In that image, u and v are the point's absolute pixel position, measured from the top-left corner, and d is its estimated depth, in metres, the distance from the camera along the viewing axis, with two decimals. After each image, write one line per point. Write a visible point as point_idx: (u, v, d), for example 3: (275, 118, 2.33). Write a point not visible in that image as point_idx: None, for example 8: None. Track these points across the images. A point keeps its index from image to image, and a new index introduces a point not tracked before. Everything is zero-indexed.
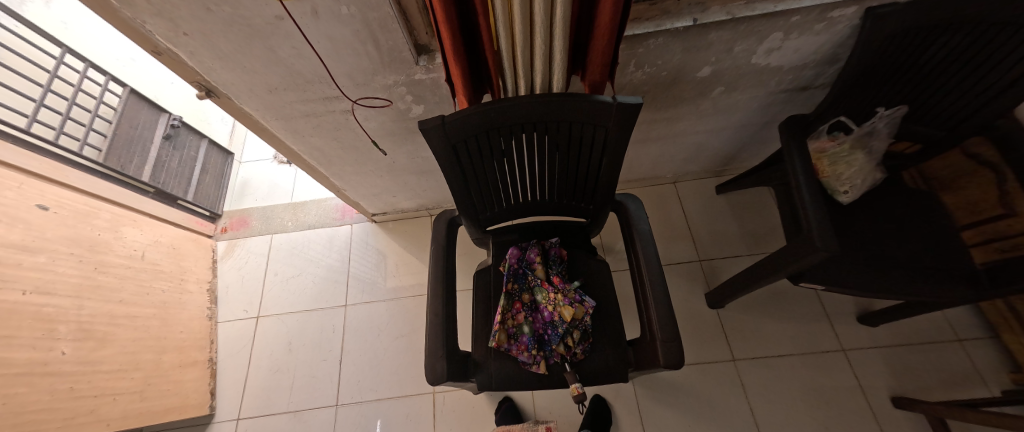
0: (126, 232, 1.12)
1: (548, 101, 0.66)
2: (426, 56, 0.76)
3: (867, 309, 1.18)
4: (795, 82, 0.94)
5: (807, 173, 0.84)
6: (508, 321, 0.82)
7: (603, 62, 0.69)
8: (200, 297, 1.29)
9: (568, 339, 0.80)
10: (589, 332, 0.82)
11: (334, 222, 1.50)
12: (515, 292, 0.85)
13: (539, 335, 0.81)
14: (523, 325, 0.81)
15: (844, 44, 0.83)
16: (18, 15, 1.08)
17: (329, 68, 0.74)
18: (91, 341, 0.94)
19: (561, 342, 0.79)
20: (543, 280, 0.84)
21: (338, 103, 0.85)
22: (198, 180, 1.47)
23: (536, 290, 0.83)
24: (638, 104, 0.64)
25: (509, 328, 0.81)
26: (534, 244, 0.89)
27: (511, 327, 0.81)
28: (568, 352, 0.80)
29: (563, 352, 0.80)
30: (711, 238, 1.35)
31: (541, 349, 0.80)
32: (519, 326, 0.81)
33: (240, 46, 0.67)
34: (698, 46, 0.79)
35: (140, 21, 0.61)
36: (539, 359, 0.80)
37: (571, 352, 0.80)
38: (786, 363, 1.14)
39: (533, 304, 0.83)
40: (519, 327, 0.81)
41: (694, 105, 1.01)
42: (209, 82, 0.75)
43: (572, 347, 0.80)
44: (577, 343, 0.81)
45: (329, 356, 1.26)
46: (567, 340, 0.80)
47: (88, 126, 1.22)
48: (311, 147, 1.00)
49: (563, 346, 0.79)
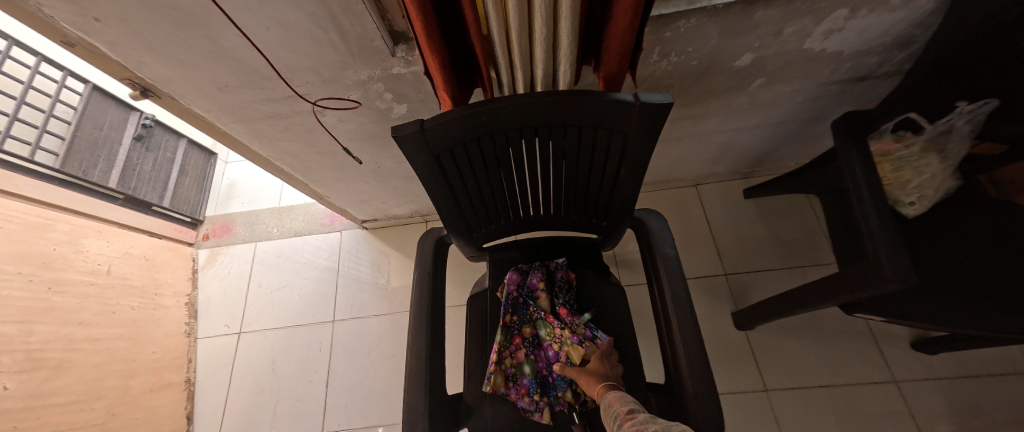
0: (89, 245, 1.02)
1: (553, 100, 0.52)
2: (404, 46, 0.63)
3: (922, 335, 1.03)
4: (852, 71, 0.78)
5: (873, 184, 0.68)
6: (506, 360, 0.69)
7: (621, 48, 0.54)
8: (177, 312, 1.20)
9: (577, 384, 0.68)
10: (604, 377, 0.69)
11: (323, 229, 1.38)
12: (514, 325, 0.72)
13: (543, 378, 0.69)
14: (524, 364, 0.69)
15: (922, 24, 0.67)
16: None
17: (287, 61, 0.61)
18: (44, 371, 0.84)
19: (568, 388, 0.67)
20: (547, 312, 0.71)
21: (305, 103, 0.72)
22: (175, 183, 1.37)
23: (540, 323, 0.71)
24: (668, 104, 0.50)
25: (507, 369, 0.69)
26: (538, 268, 0.76)
27: (509, 368, 0.69)
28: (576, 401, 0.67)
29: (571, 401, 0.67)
30: (740, 249, 1.20)
31: (544, 395, 0.68)
32: (518, 366, 0.69)
33: (170, 34, 0.54)
34: (740, 28, 0.63)
35: (36, 4, 0.48)
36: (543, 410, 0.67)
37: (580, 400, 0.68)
38: (828, 396, 1.00)
39: (535, 340, 0.71)
40: (518, 367, 0.69)
41: (728, 100, 0.85)
42: (144, 79, 0.62)
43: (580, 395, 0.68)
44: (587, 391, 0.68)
45: (315, 377, 1.16)
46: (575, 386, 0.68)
47: (41, 127, 1.09)
48: (283, 152, 0.87)
49: (571, 393, 0.67)
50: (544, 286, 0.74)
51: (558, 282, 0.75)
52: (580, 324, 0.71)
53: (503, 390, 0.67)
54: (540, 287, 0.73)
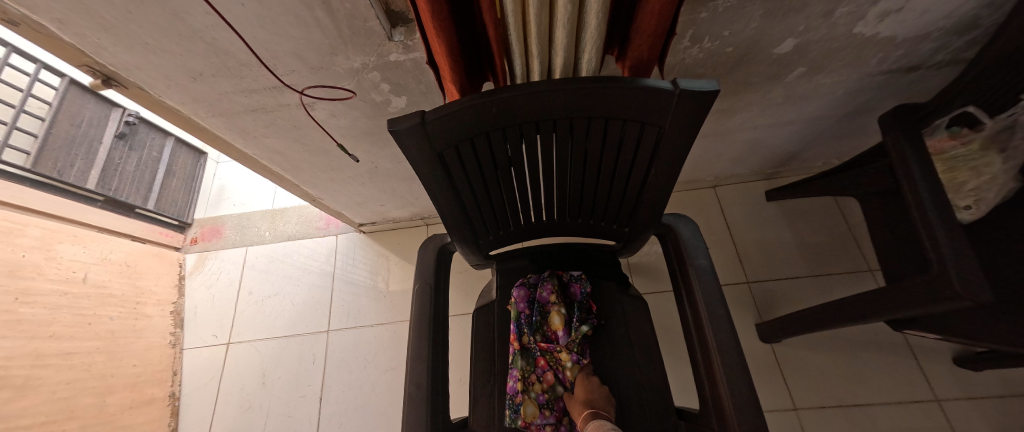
0: (63, 251, 0.95)
1: (576, 89, 0.44)
2: (403, 28, 0.55)
3: (966, 349, 0.94)
4: (903, 60, 0.70)
5: (935, 185, 0.60)
6: (535, 386, 0.62)
7: (656, 26, 0.46)
8: (161, 322, 1.12)
9: None
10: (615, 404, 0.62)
11: (317, 232, 1.31)
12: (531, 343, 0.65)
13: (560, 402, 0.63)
14: (556, 385, 0.63)
15: (993, 3, 0.58)
16: None
17: (267, 44, 0.53)
18: (7, 391, 0.77)
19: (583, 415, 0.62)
20: (556, 329, 0.65)
21: (292, 95, 0.64)
22: (162, 184, 1.30)
23: (551, 340, 0.65)
24: (714, 92, 0.42)
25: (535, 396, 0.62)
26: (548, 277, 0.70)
27: (542, 394, 0.61)
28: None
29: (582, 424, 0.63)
30: (762, 255, 1.12)
31: None
32: (551, 389, 0.63)
33: (127, 10, 0.46)
34: (784, 7, 0.56)
35: None
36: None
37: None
38: (865, 416, 0.91)
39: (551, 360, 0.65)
40: (551, 390, 0.63)
41: (760, 93, 0.77)
42: (105, 65, 0.54)
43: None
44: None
45: (308, 391, 1.08)
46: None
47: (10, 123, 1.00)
48: (269, 150, 0.80)
49: None
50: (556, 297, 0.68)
51: (571, 294, 0.69)
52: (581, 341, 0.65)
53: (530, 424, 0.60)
54: (551, 299, 0.67)
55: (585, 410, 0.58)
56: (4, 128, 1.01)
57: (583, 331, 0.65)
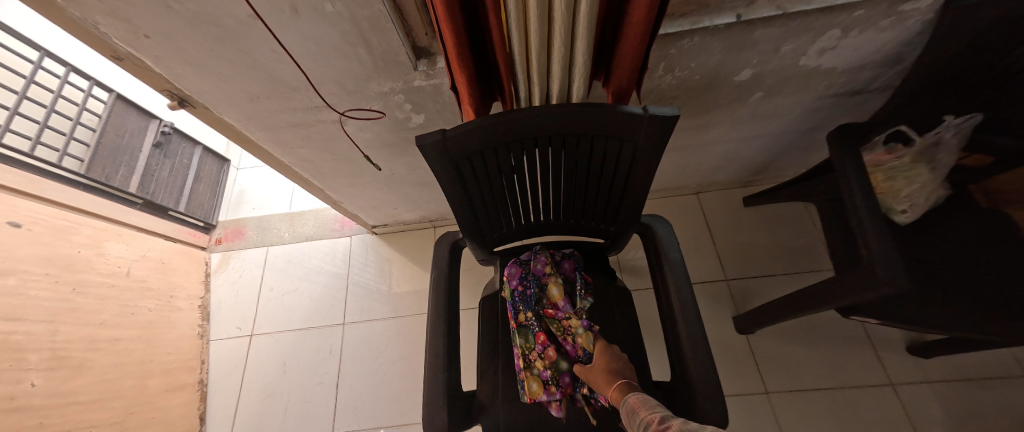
0: (110, 248, 1.05)
1: (568, 111, 0.56)
2: (426, 60, 0.67)
3: (919, 339, 1.06)
4: (848, 85, 0.82)
5: (866, 191, 0.72)
6: (537, 363, 0.70)
7: (631, 64, 0.57)
8: (190, 315, 1.22)
9: None
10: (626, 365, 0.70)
11: (332, 234, 1.41)
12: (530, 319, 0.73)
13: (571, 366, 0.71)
14: (558, 362, 0.71)
15: (913, 42, 0.71)
16: None
17: (316, 74, 0.65)
18: (67, 370, 0.87)
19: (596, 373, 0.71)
20: (557, 300, 0.72)
21: (329, 113, 0.75)
22: (191, 188, 1.41)
23: (551, 312, 0.73)
24: (675, 116, 0.54)
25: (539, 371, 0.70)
26: (543, 251, 0.78)
27: (544, 370, 0.69)
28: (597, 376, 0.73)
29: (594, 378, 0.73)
30: (739, 255, 1.23)
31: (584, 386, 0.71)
32: (553, 365, 0.70)
33: (210, 49, 0.58)
34: (739, 45, 0.68)
35: (92, 22, 0.52)
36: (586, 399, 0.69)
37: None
38: (829, 398, 1.02)
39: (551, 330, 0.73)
40: (555, 365, 0.70)
41: (729, 112, 0.89)
42: (181, 90, 0.66)
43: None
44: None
45: (325, 379, 1.18)
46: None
47: (69, 135, 1.15)
48: (302, 159, 0.91)
49: None
50: (552, 270, 0.76)
51: (569, 268, 0.77)
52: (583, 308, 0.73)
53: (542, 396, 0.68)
54: (548, 272, 0.75)
55: (615, 380, 0.63)
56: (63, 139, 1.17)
57: (587, 301, 0.73)
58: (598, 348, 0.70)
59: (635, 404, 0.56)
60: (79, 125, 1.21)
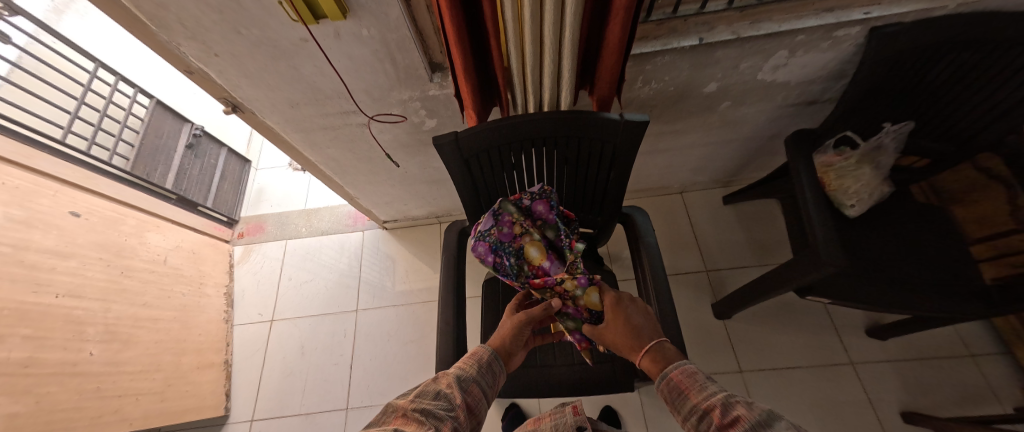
0: (150, 238, 1.18)
1: (558, 116, 0.68)
2: (440, 74, 0.79)
3: (876, 323, 1.18)
4: (803, 96, 0.95)
5: (814, 185, 0.84)
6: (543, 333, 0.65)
7: (610, 78, 0.69)
8: (217, 301, 1.34)
9: None
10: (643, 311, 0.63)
11: (346, 228, 1.53)
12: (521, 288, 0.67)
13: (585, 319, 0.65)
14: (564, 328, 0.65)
15: (851, 61, 0.84)
16: (67, 40, 1.21)
17: (348, 84, 0.77)
18: (117, 343, 0.99)
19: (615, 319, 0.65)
20: (540, 261, 0.66)
21: (355, 117, 0.88)
22: (218, 186, 1.57)
23: (539, 275, 0.66)
24: (644, 121, 0.66)
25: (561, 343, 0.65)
26: (508, 209, 0.70)
27: None
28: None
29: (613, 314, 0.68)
30: (719, 248, 1.36)
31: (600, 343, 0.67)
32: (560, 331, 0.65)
33: (266, 65, 0.70)
34: (705, 62, 0.80)
35: (176, 44, 0.65)
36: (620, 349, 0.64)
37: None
38: (795, 375, 1.14)
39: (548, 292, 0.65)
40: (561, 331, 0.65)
41: (701, 118, 1.02)
42: (235, 98, 0.80)
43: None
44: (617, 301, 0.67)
45: (340, 360, 1.29)
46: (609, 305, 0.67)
47: (116, 137, 1.37)
48: (327, 158, 1.04)
49: None
50: (523, 229, 0.68)
51: (548, 216, 0.69)
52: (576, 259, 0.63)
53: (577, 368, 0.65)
54: (520, 231, 0.68)
55: (642, 344, 0.56)
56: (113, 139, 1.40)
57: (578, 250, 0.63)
58: (613, 306, 0.61)
59: (675, 381, 0.48)
60: (125, 128, 1.44)
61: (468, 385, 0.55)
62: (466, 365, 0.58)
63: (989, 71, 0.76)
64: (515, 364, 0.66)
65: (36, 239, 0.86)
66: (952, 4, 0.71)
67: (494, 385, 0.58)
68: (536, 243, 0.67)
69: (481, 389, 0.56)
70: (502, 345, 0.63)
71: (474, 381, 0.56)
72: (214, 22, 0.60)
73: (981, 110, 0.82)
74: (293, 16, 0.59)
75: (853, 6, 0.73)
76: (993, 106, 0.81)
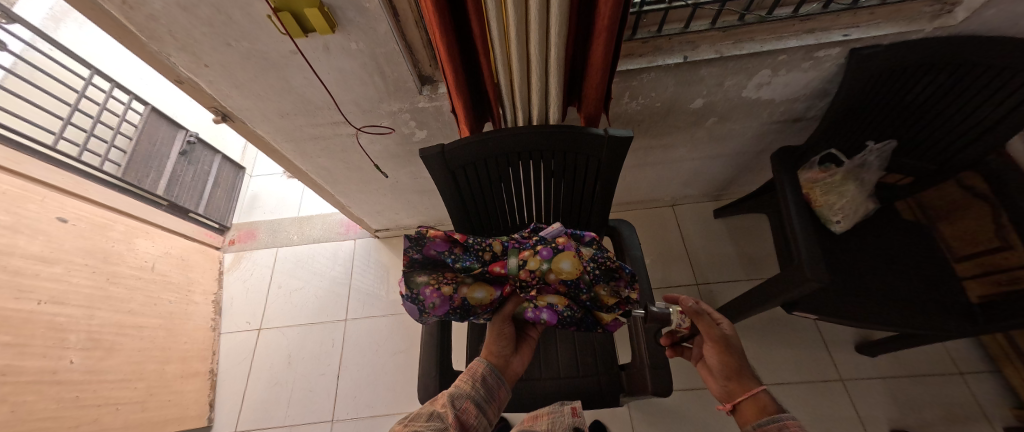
0: (139, 244, 1.19)
1: (544, 130, 0.69)
2: (430, 86, 0.80)
3: (866, 339, 1.17)
4: (787, 113, 0.97)
5: (799, 201, 0.85)
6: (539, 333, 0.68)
7: (597, 97, 0.69)
8: (205, 308, 1.34)
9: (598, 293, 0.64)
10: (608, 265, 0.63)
11: (338, 236, 1.53)
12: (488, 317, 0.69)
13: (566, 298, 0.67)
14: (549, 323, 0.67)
15: (833, 80, 0.85)
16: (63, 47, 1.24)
17: (337, 96, 0.78)
18: (99, 351, 0.98)
19: (598, 280, 0.64)
20: (489, 300, 0.65)
21: (345, 127, 0.89)
22: (210, 192, 1.57)
23: (496, 304, 0.67)
24: (629, 137, 0.66)
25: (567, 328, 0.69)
26: (420, 284, 0.65)
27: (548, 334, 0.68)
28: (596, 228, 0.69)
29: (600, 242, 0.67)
30: (709, 261, 1.36)
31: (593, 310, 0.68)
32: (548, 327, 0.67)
33: (255, 76, 0.71)
34: (690, 80, 0.82)
35: (166, 55, 0.66)
36: (625, 289, 0.64)
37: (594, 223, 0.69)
38: (784, 391, 1.13)
39: (517, 296, 0.67)
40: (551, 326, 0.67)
41: (689, 133, 1.03)
42: (225, 107, 0.80)
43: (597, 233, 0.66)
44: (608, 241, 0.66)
45: (327, 370, 1.27)
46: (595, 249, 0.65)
47: (109, 143, 1.38)
48: (318, 167, 1.04)
49: (606, 292, 0.64)
50: (450, 286, 0.65)
51: (450, 259, 0.64)
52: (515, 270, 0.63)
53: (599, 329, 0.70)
54: (451, 291, 0.65)
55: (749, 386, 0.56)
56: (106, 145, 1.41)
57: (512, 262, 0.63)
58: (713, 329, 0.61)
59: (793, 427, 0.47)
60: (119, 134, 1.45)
61: (462, 404, 0.55)
62: (462, 384, 0.58)
63: (966, 92, 0.78)
64: (516, 368, 0.67)
65: (21, 244, 0.86)
66: (928, 27, 0.73)
67: (491, 401, 0.59)
68: (473, 286, 0.65)
69: (477, 406, 0.56)
70: (493, 356, 0.65)
71: (469, 398, 0.56)
72: (204, 34, 0.62)
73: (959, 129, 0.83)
74: (282, 29, 0.60)
75: (834, 28, 0.75)
76: (970, 126, 0.82)
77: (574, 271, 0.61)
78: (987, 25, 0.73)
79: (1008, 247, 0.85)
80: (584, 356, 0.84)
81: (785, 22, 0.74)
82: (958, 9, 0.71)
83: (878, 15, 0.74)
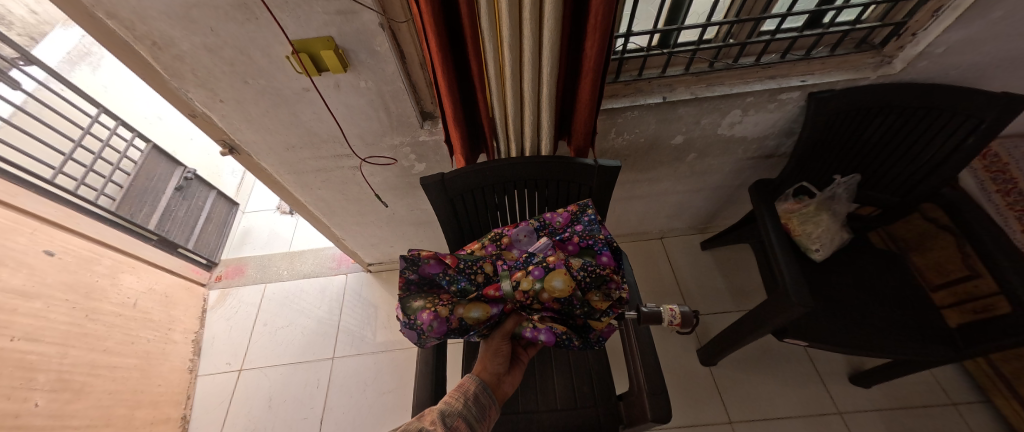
0: (123, 279, 1.16)
1: (537, 160, 0.73)
2: (430, 121, 0.85)
3: (858, 369, 1.18)
4: (760, 149, 1.05)
5: (775, 223, 0.90)
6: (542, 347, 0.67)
7: (585, 130, 0.74)
8: (184, 348, 1.28)
9: (594, 300, 0.63)
10: (604, 276, 0.63)
11: (329, 271, 1.52)
12: (485, 337, 0.68)
13: (563, 315, 0.66)
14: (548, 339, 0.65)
15: (796, 120, 0.94)
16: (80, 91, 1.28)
17: (343, 130, 0.83)
18: (68, 393, 0.92)
19: (590, 287, 0.63)
20: (487, 318, 0.63)
21: (348, 160, 0.93)
22: (201, 228, 1.57)
23: (494, 320, 0.65)
24: (617, 167, 0.71)
25: (570, 346, 0.67)
26: (416, 308, 0.64)
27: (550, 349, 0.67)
28: (586, 227, 0.68)
29: (592, 247, 0.67)
30: (700, 292, 1.39)
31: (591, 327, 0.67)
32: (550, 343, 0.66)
33: (267, 111, 0.76)
34: (670, 118, 0.90)
35: (184, 91, 0.70)
36: (616, 290, 0.64)
37: (583, 225, 0.68)
38: (785, 426, 1.11)
39: (517, 314, 0.68)
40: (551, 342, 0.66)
41: (672, 168, 1.11)
42: (234, 140, 0.84)
43: (589, 239, 0.67)
44: (600, 249, 0.66)
45: (310, 413, 1.19)
46: (585, 258, 0.65)
47: (108, 178, 1.41)
48: (318, 199, 1.07)
49: (598, 297, 0.63)
50: (448, 308, 0.63)
51: (444, 281, 0.65)
52: (513, 286, 0.62)
53: (601, 347, 0.70)
54: (447, 312, 0.63)
55: None
56: (104, 181, 1.41)
57: (508, 274, 0.64)
58: None
59: None
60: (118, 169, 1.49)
61: (453, 421, 0.53)
62: (453, 400, 0.57)
63: (916, 130, 0.86)
64: (509, 388, 0.66)
65: (4, 278, 0.84)
66: (873, 76, 0.83)
67: (483, 419, 0.57)
68: (469, 306, 0.63)
69: (467, 424, 0.54)
70: (486, 373, 0.64)
71: (460, 416, 0.54)
72: (224, 74, 0.67)
73: (914, 165, 0.91)
74: (298, 68, 0.66)
75: (791, 75, 0.85)
76: (924, 162, 0.89)
77: (567, 288, 0.60)
78: (926, 74, 0.82)
79: (976, 275, 0.88)
80: (581, 386, 0.82)
81: (749, 69, 0.84)
82: (895, 61, 0.81)
83: (829, 65, 0.84)
